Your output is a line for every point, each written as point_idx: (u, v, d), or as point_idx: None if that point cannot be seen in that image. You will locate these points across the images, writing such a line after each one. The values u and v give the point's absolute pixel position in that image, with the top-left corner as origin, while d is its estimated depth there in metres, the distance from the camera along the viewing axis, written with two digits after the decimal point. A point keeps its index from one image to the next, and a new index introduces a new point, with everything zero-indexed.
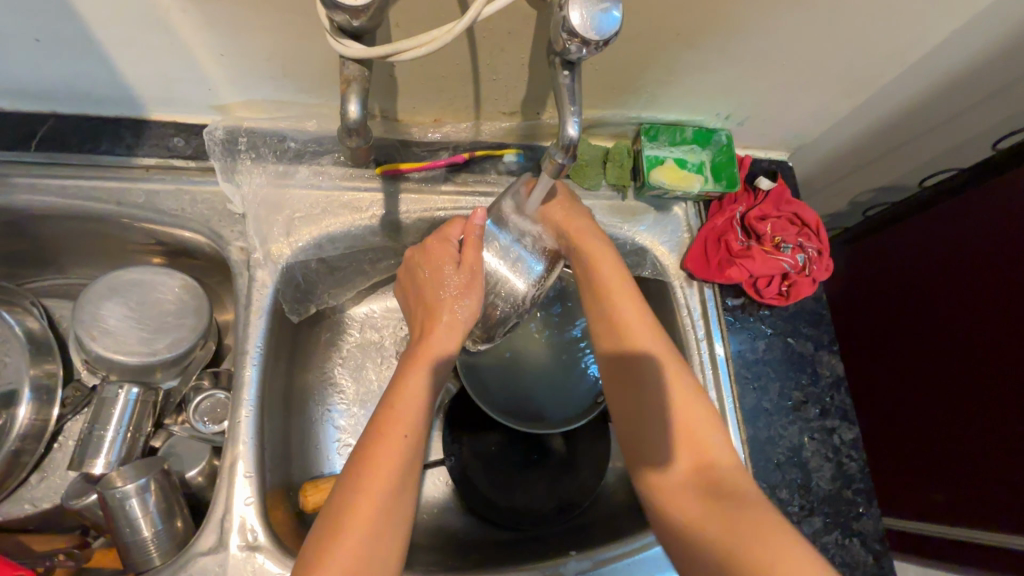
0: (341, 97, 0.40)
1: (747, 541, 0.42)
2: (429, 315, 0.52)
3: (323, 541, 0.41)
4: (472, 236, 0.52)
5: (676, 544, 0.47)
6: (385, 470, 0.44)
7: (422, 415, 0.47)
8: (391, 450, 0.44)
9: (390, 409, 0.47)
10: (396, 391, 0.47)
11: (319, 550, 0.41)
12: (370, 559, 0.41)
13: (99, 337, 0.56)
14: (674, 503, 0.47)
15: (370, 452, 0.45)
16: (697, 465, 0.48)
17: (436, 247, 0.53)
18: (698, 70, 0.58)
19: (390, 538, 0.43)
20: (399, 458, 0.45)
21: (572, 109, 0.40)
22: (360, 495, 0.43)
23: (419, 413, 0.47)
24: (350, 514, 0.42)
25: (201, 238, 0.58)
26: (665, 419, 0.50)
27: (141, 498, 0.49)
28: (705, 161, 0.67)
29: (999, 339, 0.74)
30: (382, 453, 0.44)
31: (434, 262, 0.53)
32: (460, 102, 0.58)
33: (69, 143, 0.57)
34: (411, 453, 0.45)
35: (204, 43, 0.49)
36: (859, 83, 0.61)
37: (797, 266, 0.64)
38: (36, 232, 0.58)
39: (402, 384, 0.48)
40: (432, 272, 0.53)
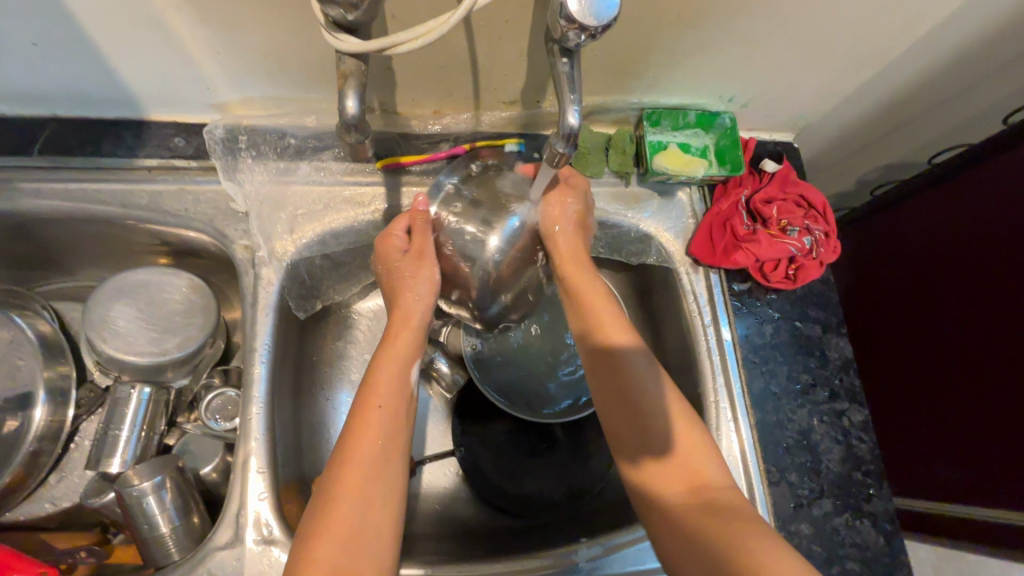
0: (338, 92, 0.40)
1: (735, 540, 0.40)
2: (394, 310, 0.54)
3: (305, 542, 0.41)
4: (420, 224, 0.54)
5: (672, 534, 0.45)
6: (367, 443, 0.45)
7: (395, 406, 0.48)
8: (372, 423, 0.46)
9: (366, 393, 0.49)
10: (369, 391, 0.49)
11: (314, 521, 0.42)
12: (362, 528, 0.42)
13: (109, 339, 0.57)
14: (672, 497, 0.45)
15: (348, 455, 0.45)
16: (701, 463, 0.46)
17: (382, 244, 0.55)
18: (701, 52, 0.57)
19: (375, 539, 0.42)
20: (375, 459, 0.45)
21: (571, 97, 0.39)
22: (340, 497, 0.43)
23: (396, 390, 0.49)
24: (329, 517, 0.41)
25: (206, 237, 0.59)
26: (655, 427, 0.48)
27: (158, 496, 0.50)
28: (709, 144, 0.66)
29: (997, 309, 0.76)
30: (365, 426, 0.46)
31: (384, 255, 0.55)
32: (460, 93, 0.58)
33: (71, 146, 0.57)
34: (389, 451, 0.46)
35: (201, 41, 0.48)
36: (865, 60, 0.60)
37: (804, 248, 0.63)
38: (43, 235, 0.59)
39: (377, 381, 0.49)
40: (383, 265, 0.55)
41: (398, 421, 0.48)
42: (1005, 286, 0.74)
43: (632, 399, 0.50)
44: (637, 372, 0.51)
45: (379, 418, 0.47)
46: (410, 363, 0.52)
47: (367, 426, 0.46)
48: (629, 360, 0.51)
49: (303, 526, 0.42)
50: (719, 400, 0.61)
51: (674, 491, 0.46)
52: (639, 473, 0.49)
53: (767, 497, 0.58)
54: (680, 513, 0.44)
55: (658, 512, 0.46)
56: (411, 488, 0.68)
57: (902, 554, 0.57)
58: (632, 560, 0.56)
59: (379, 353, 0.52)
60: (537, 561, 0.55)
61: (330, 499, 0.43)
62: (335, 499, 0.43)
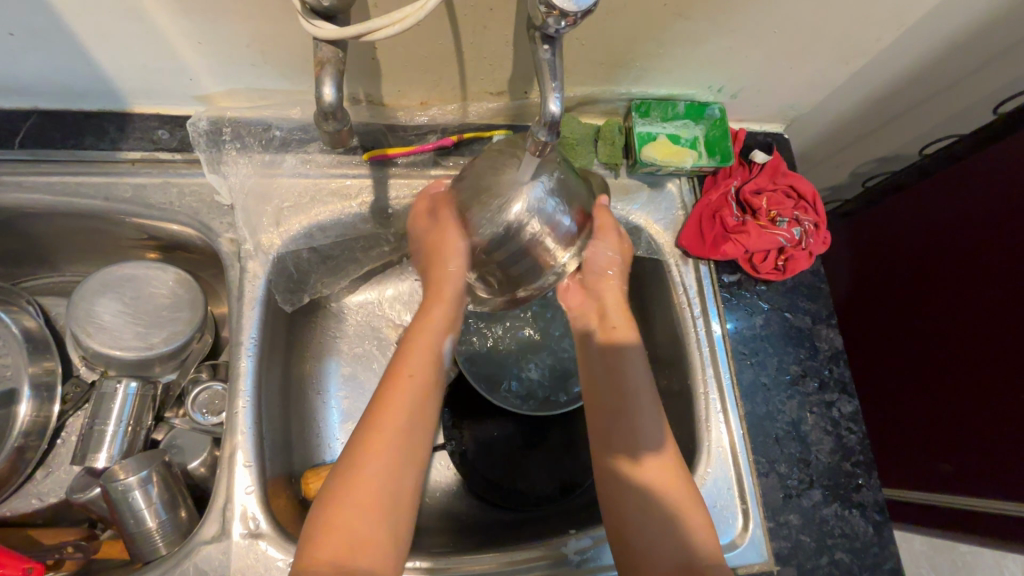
0: (315, 79, 0.40)
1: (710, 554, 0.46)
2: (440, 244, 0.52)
3: (326, 504, 0.42)
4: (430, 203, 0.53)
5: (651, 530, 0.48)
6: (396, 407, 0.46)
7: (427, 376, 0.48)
8: (398, 392, 0.46)
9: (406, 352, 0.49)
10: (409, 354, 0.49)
11: (338, 480, 0.43)
12: (380, 497, 0.42)
13: (95, 334, 0.56)
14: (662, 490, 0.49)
15: (380, 422, 0.45)
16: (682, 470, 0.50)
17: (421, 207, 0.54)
18: (689, 42, 0.56)
19: (400, 496, 0.43)
20: (410, 419, 0.46)
21: (553, 84, 0.39)
22: (370, 457, 0.43)
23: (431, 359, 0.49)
24: (351, 481, 0.42)
25: (191, 230, 0.58)
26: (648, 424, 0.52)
27: (144, 490, 0.50)
28: (699, 136, 0.66)
29: (982, 303, 0.76)
30: (395, 392, 0.46)
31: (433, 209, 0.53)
32: (447, 84, 0.58)
33: (53, 138, 0.57)
34: (422, 411, 0.47)
35: (182, 31, 0.48)
36: (855, 48, 0.59)
37: (793, 239, 0.63)
38: (27, 230, 0.58)
39: (422, 336, 0.50)
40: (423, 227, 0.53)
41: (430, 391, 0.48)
42: (993, 279, 0.75)
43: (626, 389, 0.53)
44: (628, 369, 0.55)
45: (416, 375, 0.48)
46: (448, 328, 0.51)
47: (405, 381, 0.47)
48: (626, 354, 0.55)
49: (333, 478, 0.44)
50: (708, 392, 0.61)
51: (645, 475, 0.50)
52: (636, 468, 0.50)
53: (758, 489, 0.58)
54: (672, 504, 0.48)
55: (620, 497, 0.50)
56: None
57: (891, 544, 0.58)
58: None
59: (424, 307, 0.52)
60: (523, 554, 0.55)
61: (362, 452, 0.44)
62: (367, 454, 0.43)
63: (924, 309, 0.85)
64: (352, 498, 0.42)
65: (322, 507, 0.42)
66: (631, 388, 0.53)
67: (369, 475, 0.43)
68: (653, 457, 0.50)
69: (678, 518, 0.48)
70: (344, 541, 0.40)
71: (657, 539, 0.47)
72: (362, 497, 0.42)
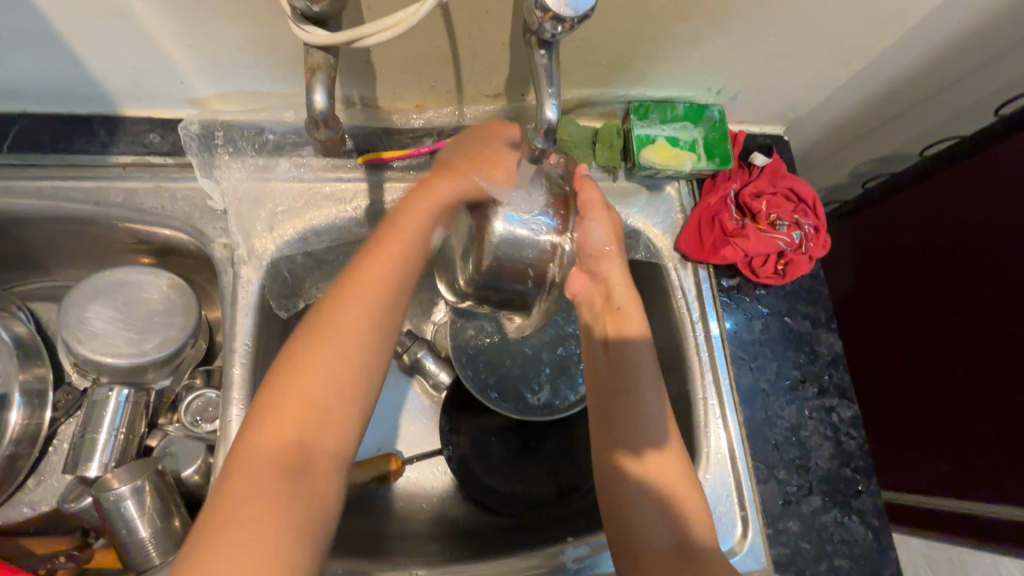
0: (306, 86, 0.39)
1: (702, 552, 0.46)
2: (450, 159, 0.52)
3: (264, 408, 0.40)
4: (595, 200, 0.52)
5: (649, 521, 0.48)
6: (357, 319, 0.44)
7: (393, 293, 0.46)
8: (363, 301, 0.44)
9: (374, 252, 0.47)
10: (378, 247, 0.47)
11: (278, 382, 0.41)
12: (320, 414, 0.41)
13: (86, 340, 0.55)
14: (668, 482, 0.49)
15: (326, 331, 0.43)
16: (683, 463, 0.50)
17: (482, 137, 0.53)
18: (688, 43, 0.56)
19: (358, 395, 0.43)
20: (378, 307, 0.45)
21: (549, 91, 0.38)
22: (316, 366, 0.41)
23: (401, 268, 0.47)
24: (296, 391, 0.40)
25: (184, 235, 0.58)
26: (652, 420, 0.51)
27: (137, 499, 0.49)
28: (698, 138, 0.65)
29: (981, 304, 0.76)
30: (357, 302, 0.44)
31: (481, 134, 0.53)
32: (442, 86, 0.57)
33: (42, 142, 0.56)
34: (378, 319, 0.45)
35: (171, 33, 0.47)
36: (855, 50, 0.58)
37: (793, 243, 0.62)
38: (16, 235, 0.57)
39: (397, 230, 0.48)
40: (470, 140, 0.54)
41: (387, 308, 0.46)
42: (992, 281, 0.74)
43: (632, 378, 0.53)
44: (637, 359, 0.54)
45: (394, 254, 0.47)
46: (433, 222, 0.49)
47: (370, 271, 0.46)
48: (638, 347, 0.54)
49: (291, 351, 0.42)
50: (707, 397, 0.60)
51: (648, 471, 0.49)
52: (639, 464, 0.50)
53: (756, 495, 0.57)
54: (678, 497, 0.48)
55: (619, 494, 0.50)
56: (398, 488, 0.68)
57: (890, 550, 0.57)
58: None
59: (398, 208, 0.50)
60: (519, 563, 0.54)
61: (322, 337, 0.43)
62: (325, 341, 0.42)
63: (922, 310, 0.85)
64: (291, 409, 0.40)
65: (276, 386, 0.41)
66: (641, 379, 0.53)
67: (324, 356, 0.42)
68: (657, 453, 0.50)
69: (680, 516, 0.48)
70: (305, 413, 0.40)
71: (652, 521, 0.48)
72: (304, 409, 0.40)
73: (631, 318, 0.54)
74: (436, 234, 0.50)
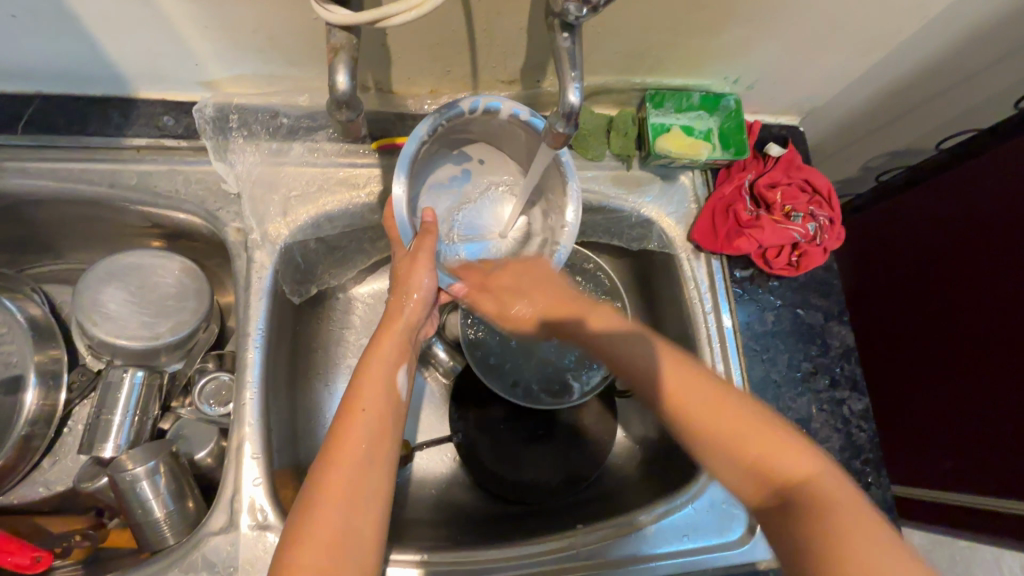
0: (329, 66, 0.39)
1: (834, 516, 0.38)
2: (397, 274, 0.53)
3: (287, 551, 0.38)
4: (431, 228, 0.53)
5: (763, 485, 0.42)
6: (354, 446, 0.43)
7: (382, 415, 0.46)
8: (357, 430, 0.44)
9: (352, 391, 0.46)
10: (355, 394, 0.46)
11: (296, 522, 0.40)
12: (344, 541, 0.40)
13: (100, 323, 0.56)
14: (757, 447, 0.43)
15: (329, 466, 0.42)
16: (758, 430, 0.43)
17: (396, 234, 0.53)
18: (708, 31, 0.55)
19: (368, 514, 0.41)
20: (377, 430, 0.45)
21: (572, 74, 0.38)
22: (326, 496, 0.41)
23: (382, 392, 0.47)
24: (313, 524, 0.39)
25: (197, 219, 0.57)
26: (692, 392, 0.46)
27: (151, 480, 0.50)
28: (713, 127, 0.64)
29: (992, 297, 0.76)
30: (350, 432, 0.44)
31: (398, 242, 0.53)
32: (458, 72, 0.56)
33: (56, 124, 0.56)
34: (377, 442, 0.44)
35: (186, 15, 0.47)
36: (876, 40, 0.58)
37: (808, 235, 0.62)
38: (30, 217, 0.57)
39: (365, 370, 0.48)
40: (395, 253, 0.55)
41: (385, 428, 0.45)
42: (1004, 274, 0.74)
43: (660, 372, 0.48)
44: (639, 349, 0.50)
45: (375, 388, 0.47)
46: (398, 364, 0.49)
47: (353, 403, 0.45)
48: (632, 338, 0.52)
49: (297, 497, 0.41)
50: None
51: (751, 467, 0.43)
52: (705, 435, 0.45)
53: None
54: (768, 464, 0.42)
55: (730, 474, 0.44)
56: (407, 474, 0.68)
57: None
58: (629, 548, 0.55)
59: (368, 356, 0.49)
60: (530, 549, 0.54)
61: (312, 503, 0.40)
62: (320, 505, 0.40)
63: (932, 304, 0.85)
64: (316, 541, 0.39)
65: (297, 523, 0.40)
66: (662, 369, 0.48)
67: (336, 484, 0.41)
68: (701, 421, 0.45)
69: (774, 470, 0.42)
70: (327, 542, 0.39)
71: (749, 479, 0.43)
72: (326, 538, 0.39)
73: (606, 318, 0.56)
74: (402, 376, 0.49)
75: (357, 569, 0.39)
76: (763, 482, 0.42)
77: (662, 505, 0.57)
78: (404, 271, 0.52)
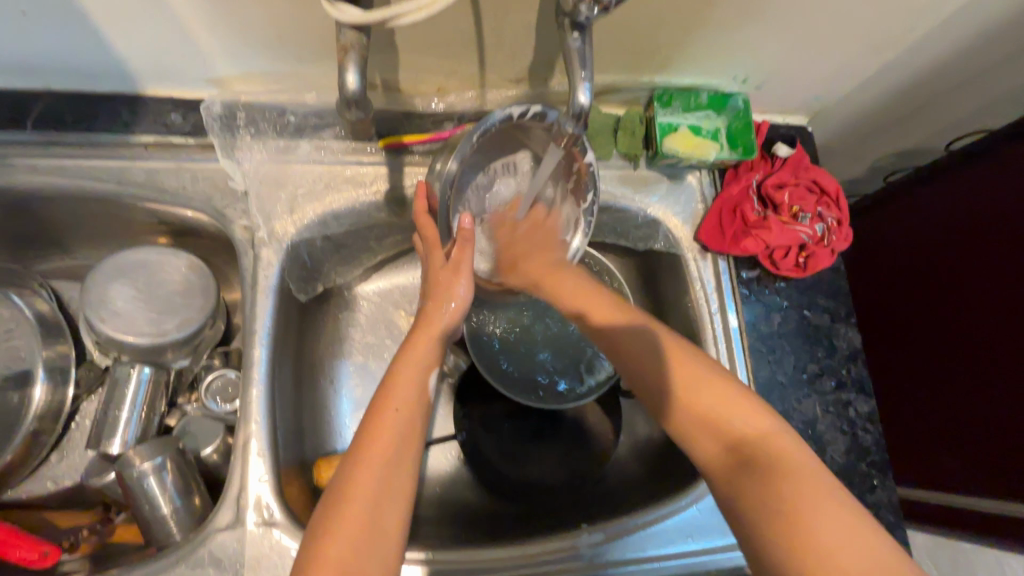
0: (338, 65, 0.39)
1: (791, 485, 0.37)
2: (433, 281, 0.53)
3: (314, 544, 0.39)
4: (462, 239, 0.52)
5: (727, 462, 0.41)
6: (383, 443, 0.43)
7: (410, 415, 0.46)
8: (387, 428, 0.44)
9: (384, 391, 0.47)
10: (385, 393, 0.47)
11: (325, 517, 0.40)
12: (371, 538, 0.39)
13: (108, 319, 0.56)
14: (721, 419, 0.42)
15: (360, 462, 0.42)
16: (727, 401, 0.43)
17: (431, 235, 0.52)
18: (717, 30, 0.54)
19: (394, 512, 0.41)
20: (405, 430, 0.45)
21: (582, 74, 0.38)
22: (354, 492, 0.41)
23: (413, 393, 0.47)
24: (341, 518, 0.39)
25: (204, 217, 0.58)
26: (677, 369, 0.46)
27: (158, 477, 0.50)
28: (721, 127, 0.63)
29: (997, 298, 0.76)
30: (381, 430, 0.44)
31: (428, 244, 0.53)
32: (465, 70, 0.56)
33: (65, 121, 0.56)
34: (406, 442, 0.44)
35: (195, 12, 0.47)
36: (886, 39, 0.57)
37: (815, 236, 0.62)
38: (39, 213, 0.58)
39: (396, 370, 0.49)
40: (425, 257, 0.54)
41: (414, 429, 0.46)
42: (1011, 276, 0.74)
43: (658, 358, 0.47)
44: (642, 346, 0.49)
45: (406, 388, 0.47)
46: (428, 369, 0.50)
47: (385, 402, 0.46)
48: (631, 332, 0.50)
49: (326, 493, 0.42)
50: None
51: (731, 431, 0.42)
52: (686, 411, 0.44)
53: None
54: (738, 433, 0.41)
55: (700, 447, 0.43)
56: None
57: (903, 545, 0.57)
58: (633, 548, 0.55)
59: (401, 357, 0.50)
60: (536, 547, 0.55)
61: (341, 498, 0.41)
62: (347, 498, 0.40)
63: (938, 305, 0.84)
64: (343, 536, 0.39)
65: (325, 518, 0.40)
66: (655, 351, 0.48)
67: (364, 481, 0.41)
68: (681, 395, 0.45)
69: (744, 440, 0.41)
70: (354, 537, 0.39)
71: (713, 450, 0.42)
72: (354, 533, 0.39)
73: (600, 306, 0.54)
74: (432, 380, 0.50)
75: (379, 564, 0.39)
76: (728, 446, 0.41)
77: (666, 505, 0.57)
78: (444, 283, 0.53)
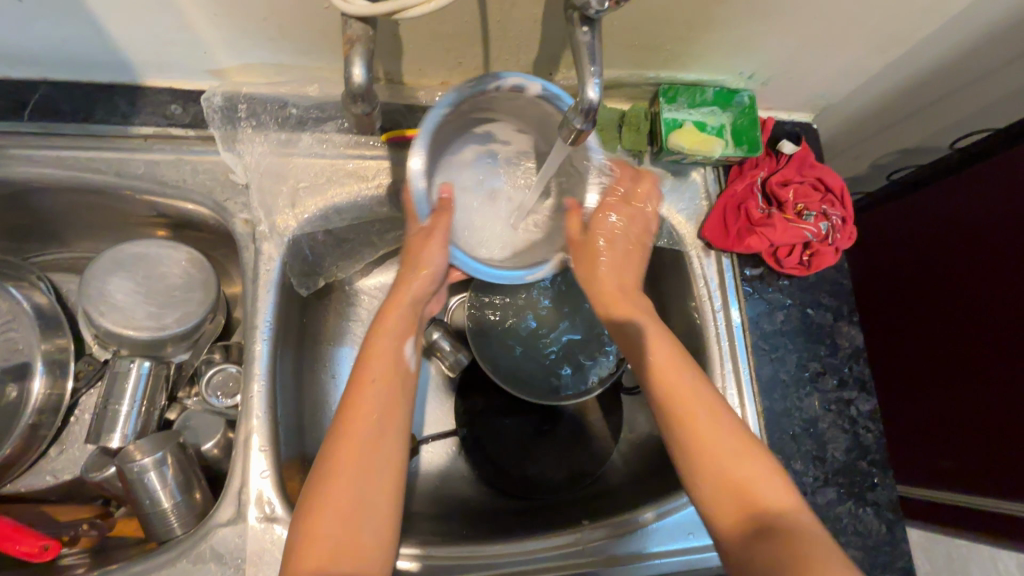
0: (344, 58, 0.38)
1: (780, 530, 0.41)
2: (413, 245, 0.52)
3: (308, 510, 0.41)
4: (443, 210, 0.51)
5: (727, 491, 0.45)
6: (364, 411, 0.44)
7: (389, 382, 0.47)
8: (366, 397, 0.45)
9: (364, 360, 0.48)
10: (364, 363, 0.47)
11: (316, 485, 0.42)
12: (360, 503, 0.41)
13: (107, 313, 0.55)
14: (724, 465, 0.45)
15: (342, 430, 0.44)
16: (732, 454, 0.46)
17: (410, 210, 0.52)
18: (724, 25, 0.54)
19: (382, 478, 0.43)
20: (386, 400, 0.46)
21: (592, 69, 0.37)
22: (338, 460, 0.42)
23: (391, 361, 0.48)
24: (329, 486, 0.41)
25: (204, 210, 0.57)
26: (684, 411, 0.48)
27: (159, 471, 0.50)
28: (726, 123, 0.63)
29: (997, 297, 0.76)
30: (360, 398, 0.45)
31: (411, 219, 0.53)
32: (470, 63, 0.55)
33: (63, 111, 0.55)
34: (386, 409, 0.45)
35: (196, 3, 0.46)
36: (895, 36, 0.57)
37: (820, 234, 0.61)
38: (37, 205, 0.57)
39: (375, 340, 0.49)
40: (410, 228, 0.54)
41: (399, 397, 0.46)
42: (1010, 276, 0.74)
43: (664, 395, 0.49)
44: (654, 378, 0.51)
45: (383, 358, 0.48)
46: (404, 338, 0.50)
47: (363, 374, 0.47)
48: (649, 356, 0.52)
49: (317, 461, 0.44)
50: (726, 386, 0.60)
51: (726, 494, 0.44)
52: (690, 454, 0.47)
53: None
54: (736, 479, 0.45)
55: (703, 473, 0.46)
56: (412, 467, 0.68)
57: (903, 543, 0.58)
58: (634, 545, 0.55)
59: (374, 330, 0.50)
60: (536, 543, 0.55)
61: (328, 466, 0.42)
62: (333, 467, 0.42)
63: (939, 304, 0.84)
64: (332, 503, 0.41)
65: (316, 487, 0.42)
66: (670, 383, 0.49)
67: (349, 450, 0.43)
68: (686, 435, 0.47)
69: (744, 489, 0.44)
70: (343, 504, 0.41)
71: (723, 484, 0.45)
72: (342, 500, 0.41)
73: (629, 297, 0.57)
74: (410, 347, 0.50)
75: (371, 529, 0.41)
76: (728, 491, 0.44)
77: (668, 502, 0.57)
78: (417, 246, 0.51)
